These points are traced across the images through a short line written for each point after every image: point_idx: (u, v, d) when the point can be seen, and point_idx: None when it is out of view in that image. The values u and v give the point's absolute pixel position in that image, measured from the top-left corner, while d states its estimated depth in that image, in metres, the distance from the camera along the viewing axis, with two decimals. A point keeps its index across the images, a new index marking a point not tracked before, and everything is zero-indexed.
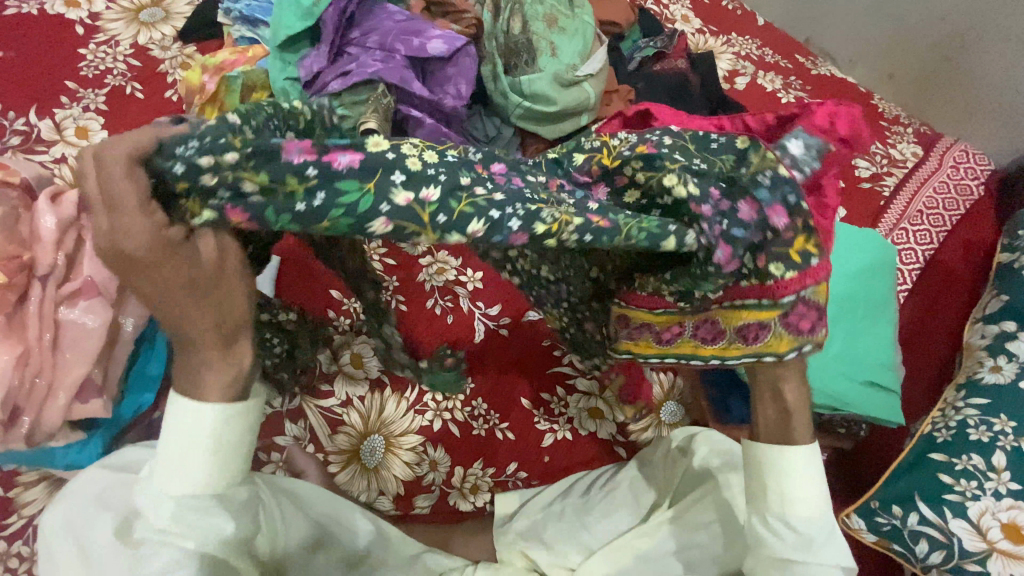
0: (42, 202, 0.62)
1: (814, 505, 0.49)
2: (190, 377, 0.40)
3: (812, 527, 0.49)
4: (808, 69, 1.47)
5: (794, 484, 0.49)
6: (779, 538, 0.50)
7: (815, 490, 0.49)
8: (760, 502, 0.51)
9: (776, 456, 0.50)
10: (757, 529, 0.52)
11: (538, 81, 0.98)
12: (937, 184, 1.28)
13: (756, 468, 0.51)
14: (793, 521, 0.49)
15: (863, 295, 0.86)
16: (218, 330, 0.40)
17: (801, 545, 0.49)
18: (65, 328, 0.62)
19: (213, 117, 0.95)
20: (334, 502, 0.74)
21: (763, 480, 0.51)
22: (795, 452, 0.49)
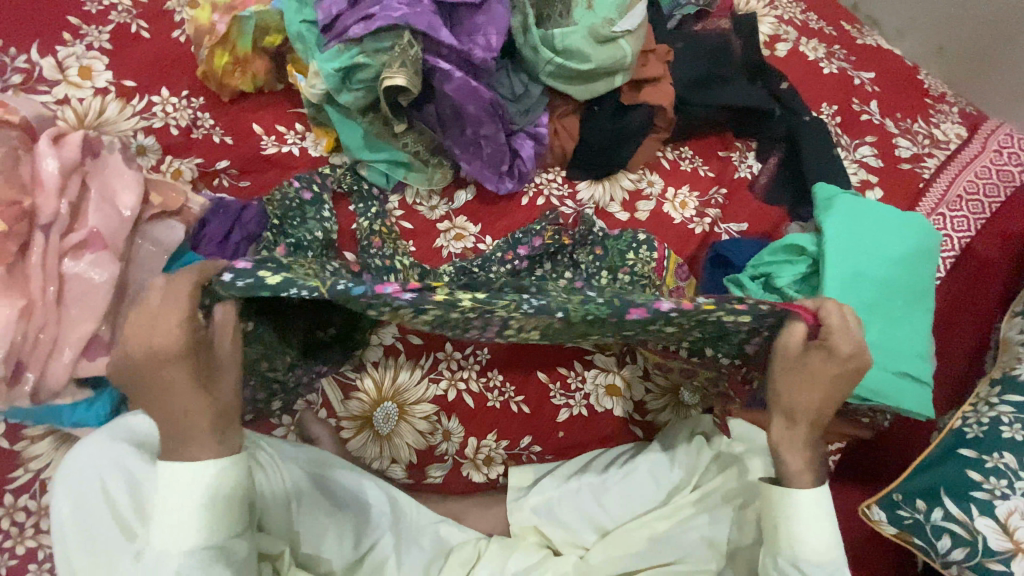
0: (44, 144, 0.60)
1: (822, 548, 0.61)
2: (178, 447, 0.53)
3: (820, 567, 0.61)
4: (853, 37, 1.38)
5: (804, 524, 0.61)
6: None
7: (823, 532, 0.61)
8: (776, 541, 0.62)
9: (788, 496, 0.62)
10: (773, 565, 0.63)
11: (572, 35, 0.92)
12: (978, 168, 1.22)
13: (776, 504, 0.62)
14: (803, 557, 0.61)
15: (905, 282, 0.82)
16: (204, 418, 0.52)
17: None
18: (69, 281, 0.59)
19: (223, 61, 0.90)
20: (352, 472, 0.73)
21: (777, 521, 0.62)
22: (802, 494, 0.61)
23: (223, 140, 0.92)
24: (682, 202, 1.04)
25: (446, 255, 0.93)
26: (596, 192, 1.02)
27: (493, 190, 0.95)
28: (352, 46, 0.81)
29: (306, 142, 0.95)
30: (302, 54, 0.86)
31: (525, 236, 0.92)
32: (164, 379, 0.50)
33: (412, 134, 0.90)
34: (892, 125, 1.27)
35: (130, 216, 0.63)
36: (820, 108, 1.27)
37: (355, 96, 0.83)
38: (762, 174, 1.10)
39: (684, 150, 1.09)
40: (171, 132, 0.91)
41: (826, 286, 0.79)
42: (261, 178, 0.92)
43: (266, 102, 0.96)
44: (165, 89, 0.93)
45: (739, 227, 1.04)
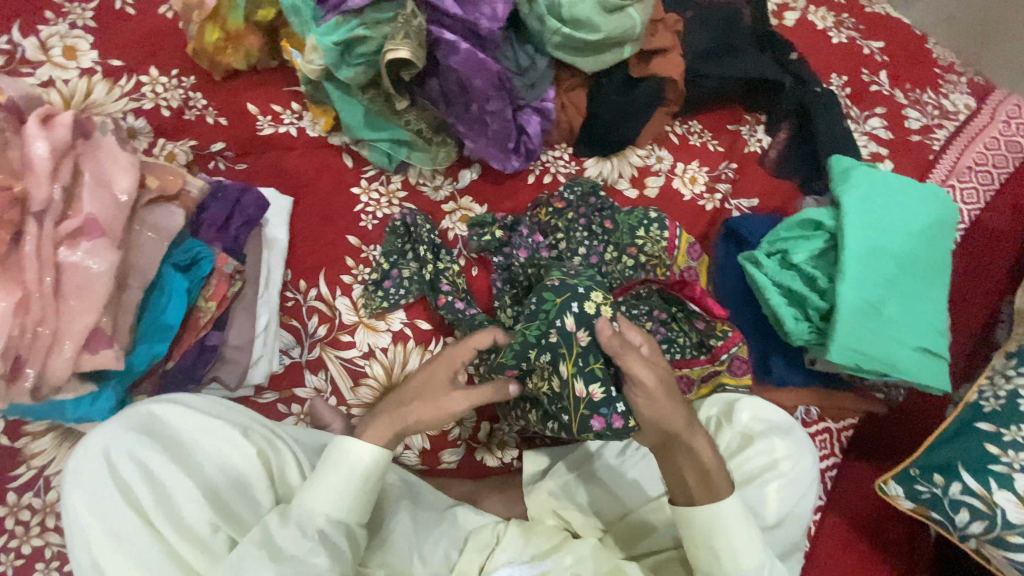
0: (33, 125, 0.56)
1: (751, 555, 0.63)
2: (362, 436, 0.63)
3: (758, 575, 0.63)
4: (861, 5, 1.34)
5: (730, 539, 0.64)
6: None
7: (743, 539, 0.63)
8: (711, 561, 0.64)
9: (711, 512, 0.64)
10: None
11: (580, 4, 0.88)
12: (988, 139, 1.20)
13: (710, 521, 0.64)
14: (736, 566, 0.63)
15: (924, 255, 0.80)
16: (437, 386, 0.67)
17: None
18: (66, 271, 0.55)
19: (215, 38, 0.85)
20: None
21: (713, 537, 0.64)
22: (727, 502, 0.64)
23: (218, 121, 0.88)
24: (692, 177, 1.01)
25: (454, 237, 0.91)
26: (605, 169, 0.99)
27: (500, 169, 0.92)
28: (352, 19, 0.77)
29: (303, 122, 0.91)
30: (299, 27, 0.82)
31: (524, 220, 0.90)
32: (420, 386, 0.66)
33: (414, 112, 0.87)
34: (902, 96, 1.24)
35: (126, 201, 0.60)
36: (828, 79, 1.23)
37: (355, 72, 0.79)
38: (772, 148, 1.07)
39: (693, 124, 1.07)
40: (162, 113, 0.87)
41: (846, 260, 0.77)
42: (259, 160, 0.88)
43: (261, 80, 0.92)
44: (155, 68, 0.89)
45: (749, 203, 1.02)
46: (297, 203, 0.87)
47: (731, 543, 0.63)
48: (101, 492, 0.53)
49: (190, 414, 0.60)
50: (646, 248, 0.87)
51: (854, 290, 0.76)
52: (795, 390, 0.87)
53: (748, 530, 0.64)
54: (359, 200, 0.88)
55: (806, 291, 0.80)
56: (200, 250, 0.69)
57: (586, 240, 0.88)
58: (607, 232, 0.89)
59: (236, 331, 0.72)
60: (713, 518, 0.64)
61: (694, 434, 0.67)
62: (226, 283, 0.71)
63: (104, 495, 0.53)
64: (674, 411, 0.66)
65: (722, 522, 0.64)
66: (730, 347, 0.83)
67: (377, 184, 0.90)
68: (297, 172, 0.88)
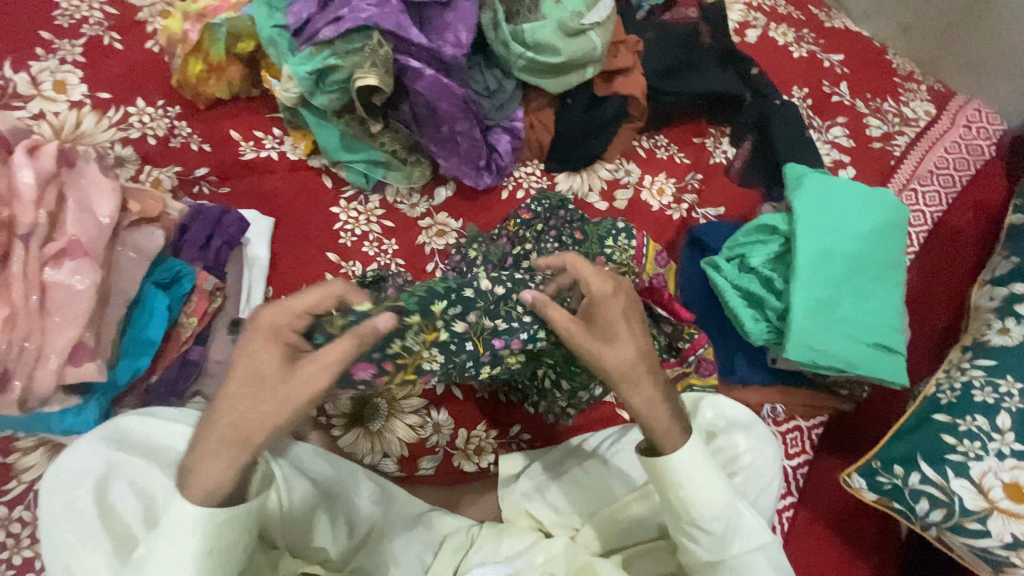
0: (21, 155, 0.60)
1: (711, 501, 0.60)
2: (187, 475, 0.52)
3: (715, 523, 0.60)
4: (821, 21, 1.40)
5: (688, 489, 0.60)
6: (698, 541, 0.61)
7: (703, 483, 0.60)
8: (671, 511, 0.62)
9: (670, 465, 0.60)
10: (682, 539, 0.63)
11: (542, 29, 0.93)
12: (948, 144, 1.25)
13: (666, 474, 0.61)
14: (697, 514, 0.60)
15: (874, 255, 0.84)
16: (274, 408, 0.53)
17: (715, 540, 0.61)
18: (52, 290, 0.59)
19: (197, 69, 0.90)
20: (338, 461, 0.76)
21: (668, 488, 0.61)
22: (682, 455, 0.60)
23: (201, 148, 0.93)
24: (659, 189, 1.06)
25: (429, 251, 0.94)
26: (574, 183, 1.04)
27: (473, 186, 0.97)
28: (324, 49, 0.81)
29: (284, 146, 0.96)
30: (276, 58, 0.87)
31: (498, 236, 0.96)
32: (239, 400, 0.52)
33: (388, 134, 0.91)
34: (862, 105, 1.29)
35: (108, 223, 0.64)
36: (791, 91, 1.29)
37: (329, 98, 0.84)
38: (736, 158, 1.12)
39: (660, 138, 1.12)
40: (148, 141, 0.92)
41: (798, 262, 0.81)
42: (241, 184, 0.92)
43: (243, 108, 0.97)
44: (141, 99, 0.94)
45: (715, 211, 1.06)
46: (278, 223, 0.91)
47: (697, 495, 0.60)
48: (79, 497, 0.55)
49: (166, 424, 0.63)
50: (616, 258, 0.87)
51: (807, 290, 0.80)
52: (760, 389, 0.90)
53: (712, 478, 0.61)
54: (338, 219, 0.92)
55: (764, 292, 0.84)
56: (181, 268, 0.72)
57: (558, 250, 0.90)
58: (578, 243, 0.90)
59: (217, 346, 0.75)
60: (677, 473, 0.60)
61: (638, 384, 0.62)
62: (207, 299, 0.74)
63: (83, 498, 0.55)
64: (612, 353, 0.63)
65: (686, 475, 0.60)
66: (697, 349, 0.87)
67: (355, 204, 0.94)
68: (278, 194, 0.93)
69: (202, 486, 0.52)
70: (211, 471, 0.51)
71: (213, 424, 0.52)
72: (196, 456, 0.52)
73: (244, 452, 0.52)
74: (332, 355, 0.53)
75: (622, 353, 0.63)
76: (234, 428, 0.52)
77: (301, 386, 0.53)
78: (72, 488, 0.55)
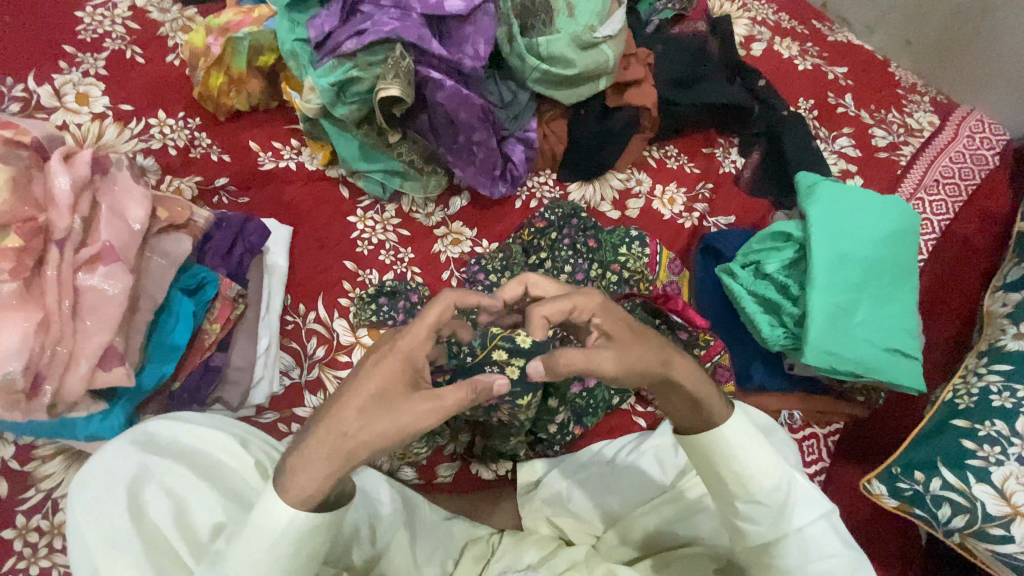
0: (56, 162, 0.61)
1: (768, 473, 0.55)
2: (286, 479, 0.49)
3: (775, 497, 0.55)
4: (825, 34, 1.43)
5: (741, 463, 0.55)
6: (755, 521, 0.56)
7: (758, 458, 0.55)
8: (725, 494, 0.57)
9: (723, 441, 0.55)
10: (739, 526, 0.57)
11: (557, 42, 0.95)
12: (953, 154, 1.27)
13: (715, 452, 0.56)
14: (753, 492, 0.55)
15: (890, 261, 0.85)
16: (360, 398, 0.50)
17: (774, 517, 0.55)
18: (84, 294, 0.59)
19: (219, 82, 0.92)
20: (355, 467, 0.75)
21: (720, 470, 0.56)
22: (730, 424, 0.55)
23: (221, 158, 0.94)
24: (670, 198, 1.07)
25: (445, 259, 0.95)
26: (587, 192, 1.05)
27: (488, 195, 0.98)
28: (345, 62, 0.83)
29: (302, 157, 0.97)
30: (296, 71, 0.89)
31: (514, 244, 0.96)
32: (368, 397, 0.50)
33: (405, 143, 0.92)
34: (868, 116, 1.32)
35: (140, 229, 0.65)
36: (797, 102, 1.31)
37: (350, 109, 0.86)
38: (745, 168, 1.14)
39: (669, 148, 1.13)
40: (169, 152, 0.93)
41: (815, 268, 0.82)
42: (260, 194, 0.94)
43: (261, 120, 0.99)
44: (162, 111, 0.95)
45: (727, 220, 1.08)
46: (297, 231, 0.92)
47: (744, 463, 0.55)
48: (107, 495, 0.55)
49: (193, 426, 0.63)
50: (628, 263, 0.89)
51: (824, 295, 0.80)
52: (776, 395, 0.90)
53: (757, 445, 0.56)
54: (355, 228, 0.93)
55: (780, 298, 0.84)
56: (206, 275, 0.73)
57: (572, 259, 0.91)
58: (592, 251, 0.92)
59: (238, 352, 0.76)
60: (720, 444, 0.55)
61: (681, 358, 0.57)
62: (230, 305, 0.75)
63: (111, 496, 0.55)
64: (637, 349, 0.55)
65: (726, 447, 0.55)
66: (713, 356, 0.87)
67: (372, 213, 0.95)
68: (296, 204, 0.94)
69: (300, 492, 0.49)
70: (302, 473, 0.48)
71: (347, 437, 0.48)
72: (299, 460, 0.49)
73: (347, 462, 0.49)
74: (451, 399, 0.50)
75: (642, 353, 0.55)
76: (372, 446, 0.49)
77: (412, 417, 0.49)
78: (103, 490, 0.56)
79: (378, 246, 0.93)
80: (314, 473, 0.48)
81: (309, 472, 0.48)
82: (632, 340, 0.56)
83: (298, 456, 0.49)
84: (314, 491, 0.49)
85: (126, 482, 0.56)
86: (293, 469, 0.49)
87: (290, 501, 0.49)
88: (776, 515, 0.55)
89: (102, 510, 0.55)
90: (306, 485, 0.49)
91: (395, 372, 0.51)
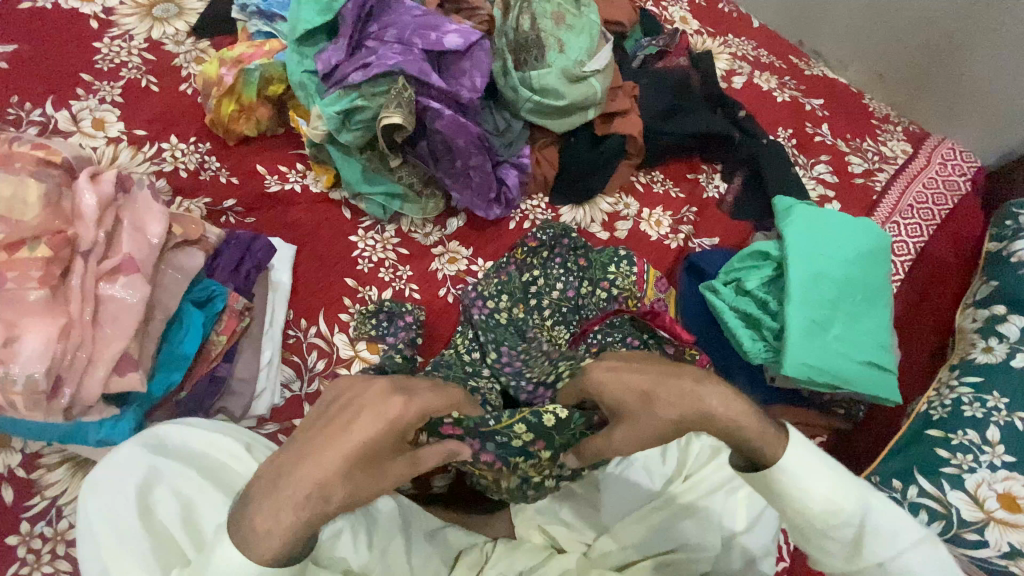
0: (84, 180, 0.66)
1: (838, 499, 0.55)
2: (249, 542, 0.49)
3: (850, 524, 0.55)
4: (801, 69, 1.52)
5: (807, 493, 0.54)
6: (837, 543, 0.56)
7: (823, 483, 0.55)
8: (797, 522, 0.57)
9: (783, 471, 0.55)
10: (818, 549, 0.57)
11: (548, 76, 1.02)
12: (926, 180, 1.34)
13: (777, 483, 0.55)
14: (827, 519, 0.55)
15: (863, 279, 0.90)
16: (333, 463, 0.49)
17: (855, 539, 0.55)
18: (105, 302, 0.63)
19: (230, 109, 0.98)
20: None
21: (784, 500, 0.56)
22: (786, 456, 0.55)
23: (229, 181, 0.99)
24: (657, 221, 1.12)
25: (442, 277, 0.99)
26: (578, 215, 1.11)
27: (483, 217, 1.03)
28: (351, 92, 0.89)
29: (307, 180, 1.02)
30: (304, 100, 0.95)
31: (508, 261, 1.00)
32: (334, 466, 0.49)
33: (406, 168, 0.98)
34: (844, 145, 1.39)
35: (158, 243, 0.69)
36: (776, 131, 1.39)
37: (354, 136, 0.91)
38: (728, 193, 1.20)
39: (656, 174, 1.19)
40: (180, 175, 0.98)
41: (791, 285, 0.87)
42: (266, 215, 0.98)
43: (269, 145, 1.04)
44: (175, 136, 1.01)
45: (711, 241, 1.13)
46: (300, 250, 0.96)
47: (813, 497, 0.55)
48: (118, 497, 0.58)
49: (201, 431, 0.66)
50: (615, 278, 0.95)
51: (801, 310, 0.85)
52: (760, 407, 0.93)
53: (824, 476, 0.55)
54: (357, 247, 0.98)
55: (760, 314, 0.89)
56: (215, 288, 0.76)
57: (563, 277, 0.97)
58: (582, 269, 0.97)
59: (243, 363, 0.79)
60: (784, 476, 0.55)
61: (720, 394, 0.56)
62: (237, 318, 0.78)
63: (121, 498, 0.58)
64: (667, 387, 0.58)
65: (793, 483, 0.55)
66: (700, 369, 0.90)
67: (372, 233, 1.00)
68: (300, 224, 0.98)
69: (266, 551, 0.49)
70: (275, 538, 0.49)
71: (330, 500, 0.49)
72: (271, 519, 0.49)
73: (318, 525, 0.50)
74: (431, 457, 0.59)
75: (671, 389, 0.58)
76: (338, 510, 0.51)
77: (391, 481, 0.54)
78: (117, 491, 0.59)
79: (376, 264, 0.97)
80: (278, 542, 0.49)
81: (275, 536, 0.49)
82: (658, 378, 0.60)
83: (258, 515, 0.49)
84: (282, 554, 0.49)
85: (139, 484, 0.59)
86: (256, 534, 0.48)
87: (258, 561, 0.49)
88: (853, 545, 0.55)
89: (114, 511, 0.58)
90: (265, 548, 0.49)
91: (376, 430, 0.52)
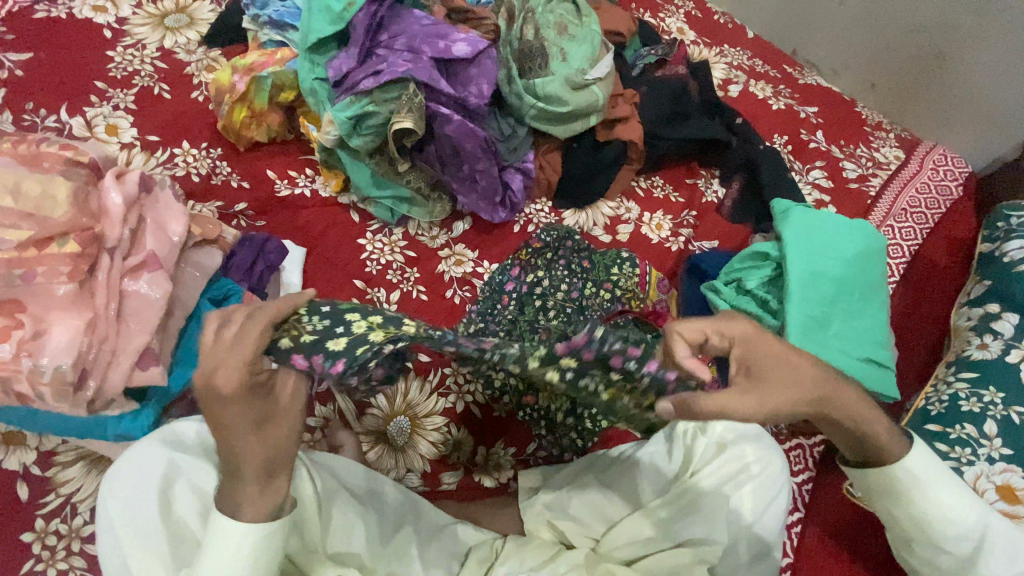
0: (109, 179, 0.67)
1: (965, 512, 0.62)
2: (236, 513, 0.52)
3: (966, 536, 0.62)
4: (795, 78, 1.56)
5: (931, 502, 0.61)
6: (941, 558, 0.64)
7: (942, 497, 0.61)
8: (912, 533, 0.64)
9: (909, 479, 0.61)
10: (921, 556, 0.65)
11: (551, 83, 1.05)
12: (919, 185, 1.37)
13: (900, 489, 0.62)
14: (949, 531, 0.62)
15: (860, 278, 0.92)
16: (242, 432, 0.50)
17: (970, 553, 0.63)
18: (129, 298, 0.64)
19: (242, 116, 1.00)
20: (362, 471, 0.79)
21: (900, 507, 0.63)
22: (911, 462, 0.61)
23: (240, 185, 1.01)
24: (658, 224, 1.15)
25: (448, 278, 1.01)
26: (580, 218, 1.13)
27: (489, 220, 1.05)
28: (362, 97, 0.92)
29: (316, 185, 1.04)
30: (315, 106, 0.97)
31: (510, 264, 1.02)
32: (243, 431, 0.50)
33: (413, 172, 1.00)
34: (838, 151, 1.43)
35: (179, 241, 0.70)
36: (772, 138, 1.42)
37: (365, 140, 0.93)
38: (726, 197, 1.23)
39: (655, 179, 1.22)
40: (192, 179, 1.00)
41: (791, 283, 0.89)
42: (275, 218, 1.00)
43: (279, 151, 1.06)
44: (186, 141, 1.03)
45: (710, 244, 1.16)
46: (310, 253, 0.98)
47: (948, 521, 0.61)
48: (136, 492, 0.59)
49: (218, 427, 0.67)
50: (616, 278, 0.97)
51: (801, 308, 0.87)
52: None
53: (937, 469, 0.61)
54: (365, 249, 1.00)
55: (760, 312, 0.91)
56: (231, 287, 0.78)
57: (569, 279, 0.97)
58: (586, 271, 0.98)
59: None
60: (909, 483, 0.61)
61: (844, 392, 0.59)
62: None
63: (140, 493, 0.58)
64: (809, 389, 0.57)
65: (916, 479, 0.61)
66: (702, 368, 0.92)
67: (380, 235, 1.02)
68: (309, 227, 1.00)
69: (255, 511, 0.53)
70: (257, 495, 0.52)
71: (278, 460, 0.53)
72: (243, 498, 0.52)
73: (278, 471, 0.53)
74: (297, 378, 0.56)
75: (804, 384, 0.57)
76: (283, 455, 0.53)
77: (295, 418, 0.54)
78: (136, 487, 0.59)
79: (383, 266, 0.99)
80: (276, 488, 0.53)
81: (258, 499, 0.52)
82: (780, 370, 0.57)
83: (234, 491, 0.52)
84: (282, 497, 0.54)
85: (157, 480, 0.60)
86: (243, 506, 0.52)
87: (252, 520, 0.52)
88: (968, 559, 0.63)
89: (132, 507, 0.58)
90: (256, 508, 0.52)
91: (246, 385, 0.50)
